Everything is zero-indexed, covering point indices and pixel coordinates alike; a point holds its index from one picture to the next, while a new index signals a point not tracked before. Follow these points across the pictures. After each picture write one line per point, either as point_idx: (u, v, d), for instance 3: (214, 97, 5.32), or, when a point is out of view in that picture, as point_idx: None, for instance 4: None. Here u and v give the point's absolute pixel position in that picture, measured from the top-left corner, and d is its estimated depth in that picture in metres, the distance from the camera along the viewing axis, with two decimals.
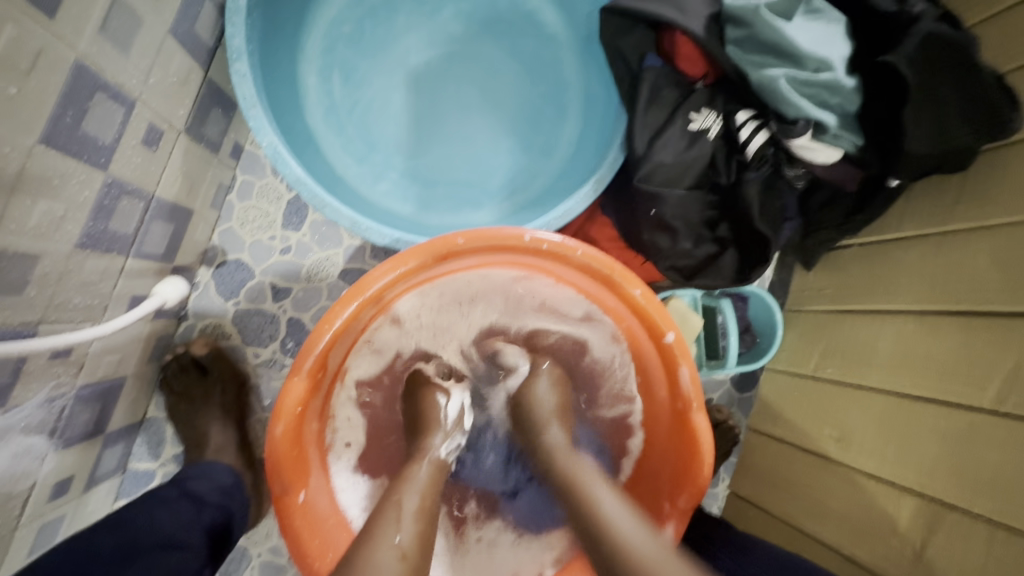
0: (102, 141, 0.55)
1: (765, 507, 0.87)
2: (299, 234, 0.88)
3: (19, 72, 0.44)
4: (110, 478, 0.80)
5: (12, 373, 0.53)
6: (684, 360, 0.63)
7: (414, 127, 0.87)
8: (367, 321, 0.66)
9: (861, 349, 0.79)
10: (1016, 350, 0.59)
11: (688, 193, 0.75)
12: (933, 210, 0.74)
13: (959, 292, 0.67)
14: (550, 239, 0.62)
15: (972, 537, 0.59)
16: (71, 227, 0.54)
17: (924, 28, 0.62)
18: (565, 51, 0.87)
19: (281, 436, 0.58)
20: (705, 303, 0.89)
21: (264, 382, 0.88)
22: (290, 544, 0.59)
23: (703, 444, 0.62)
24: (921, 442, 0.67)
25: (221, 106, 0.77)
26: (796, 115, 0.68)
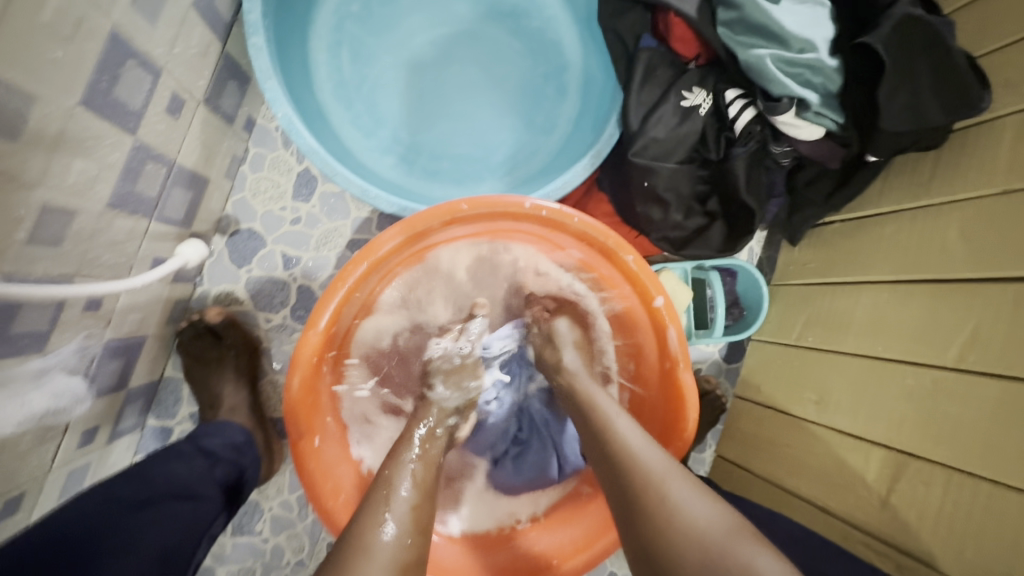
0: (132, 107, 0.59)
1: (748, 468, 0.92)
2: (309, 205, 0.92)
3: (63, 38, 0.48)
4: (130, 433, 0.85)
5: (50, 321, 0.58)
6: (672, 323, 0.68)
7: (420, 103, 0.90)
8: (376, 283, 0.71)
9: (839, 318, 0.84)
10: (977, 313, 0.64)
11: (678, 167, 0.79)
12: (910, 187, 0.78)
13: (931, 262, 0.72)
14: (549, 206, 0.66)
15: (932, 482, 0.64)
16: (103, 187, 0.59)
17: (900, 11, 0.66)
18: (565, 31, 0.91)
19: (299, 386, 0.63)
20: (695, 276, 0.94)
21: (275, 346, 0.93)
22: (306, 485, 0.63)
23: (689, 399, 0.67)
24: (890, 401, 0.72)
25: (236, 80, 0.81)
26: (781, 93, 0.72)
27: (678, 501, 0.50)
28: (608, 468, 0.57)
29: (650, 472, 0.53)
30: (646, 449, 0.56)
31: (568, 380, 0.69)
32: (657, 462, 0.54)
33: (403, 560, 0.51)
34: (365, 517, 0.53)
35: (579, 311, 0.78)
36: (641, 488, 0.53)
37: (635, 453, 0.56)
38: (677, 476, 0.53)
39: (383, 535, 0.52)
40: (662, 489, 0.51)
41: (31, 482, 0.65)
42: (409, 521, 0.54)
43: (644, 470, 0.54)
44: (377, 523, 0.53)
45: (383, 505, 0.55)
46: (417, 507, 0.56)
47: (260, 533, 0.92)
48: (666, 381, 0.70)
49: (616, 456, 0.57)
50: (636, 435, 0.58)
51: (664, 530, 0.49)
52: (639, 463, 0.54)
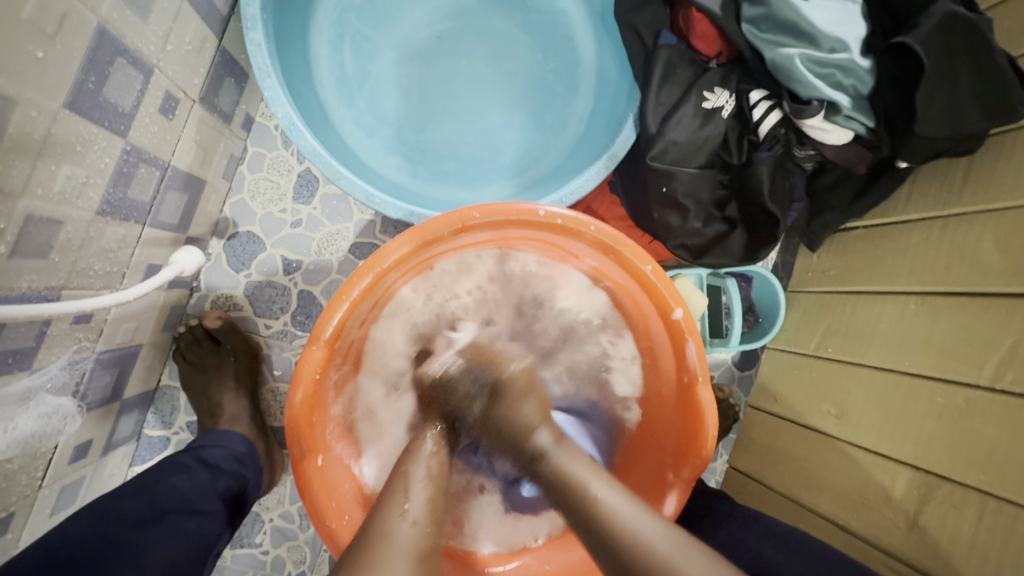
0: (123, 109, 0.55)
1: (763, 481, 0.89)
2: (310, 207, 0.89)
3: (45, 35, 0.44)
4: (125, 444, 0.82)
5: (37, 336, 0.55)
6: (691, 337, 0.63)
7: (425, 100, 0.86)
8: (380, 293, 0.67)
9: (863, 329, 0.81)
10: (1014, 330, 0.61)
11: (699, 172, 0.76)
12: (941, 193, 0.75)
13: (964, 273, 0.69)
14: (565, 214, 0.62)
15: (965, 506, 0.62)
16: (92, 193, 0.55)
17: (943, 8, 0.62)
18: (578, 26, 0.87)
19: (301, 403, 0.60)
20: (711, 282, 0.90)
21: (275, 353, 0.90)
22: (309, 508, 0.60)
23: (708, 418, 0.63)
24: (919, 419, 0.69)
25: (234, 76, 0.77)
26: (810, 96, 0.69)
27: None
28: (601, 551, 0.49)
29: (656, 551, 0.47)
30: (643, 522, 0.50)
31: (539, 463, 0.58)
32: (662, 539, 0.48)
33: (421, 547, 0.50)
34: (383, 509, 0.52)
35: (541, 396, 0.66)
36: (649, 569, 0.46)
37: (634, 532, 0.49)
38: (684, 550, 0.47)
39: (404, 529, 0.50)
40: (672, 567, 0.46)
41: (20, 501, 0.62)
42: (427, 510, 0.53)
43: (649, 548, 0.47)
44: (396, 515, 0.52)
45: (401, 497, 0.54)
46: (434, 495, 0.56)
47: (261, 545, 0.90)
48: (683, 398, 0.67)
49: (612, 542, 0.49)
50: (627, 508, 0.51)
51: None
52: (643, 548, 0.48)
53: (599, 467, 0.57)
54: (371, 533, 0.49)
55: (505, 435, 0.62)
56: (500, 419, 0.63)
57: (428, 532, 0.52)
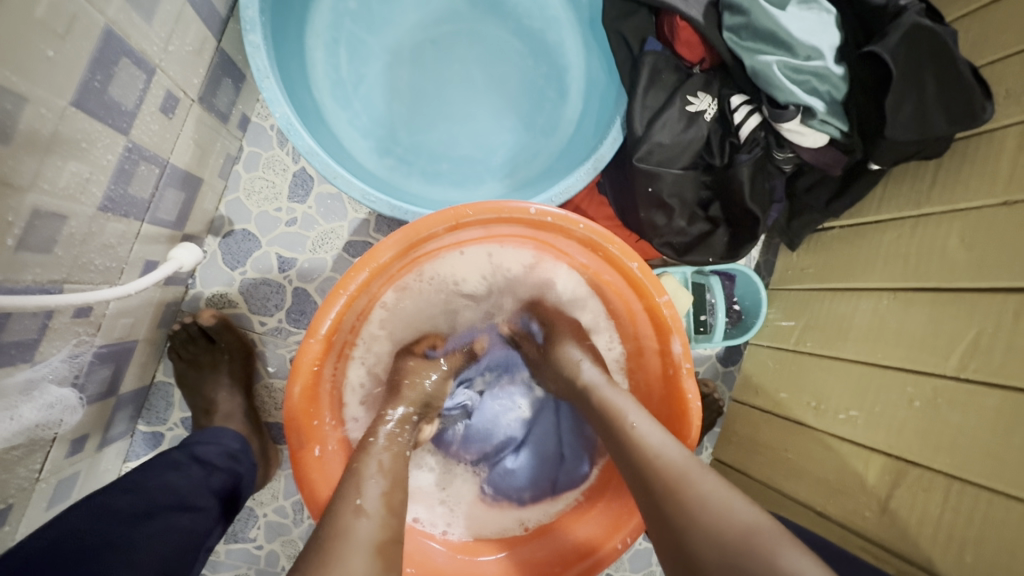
0: (126, 107, 0.56)
1: (746, 471, 0.93)
2: (305, 206, 0.90)
3: (56, 36, 0.45)
4: (119, 441, 0.83)
5: (39, 329, 0.56)
6: (676, 332, 0.66)
7: (418, 102, 0.88)
8: (377, 290, 0.70)
9: (838, 325, 0.84)
10: (977, 322, 0.65)
11: (683, 173, 0.79)
12: (910, 195, 0.79)
13: (931, 271, 0.73)
14: (554, 212, 0.65)
15: (932, 489, 0.65)
16: (95, 189, 0.56)
17: (908, 20, 0.66)
18: (567, 32, 0.90)
19: (299, 395, 0.62)
20: (695, 280, 0.93)
21: (269, 350, 0.91)
22: (306, 496, 0.62)
23: (691, 407, 0.65)
24: (891, 408, 0.73)
25: (231, 77, 0.79)
26: (787, 101, 0.73)
27: (704, 496, 0.49)
28: (633, 470, 0.56)
29: (675, 473, 0.52)
30: (668, 446, 0.55)
31: (582, 391, 0.67)
32: (685, 461, 0.53)
33: (380, 540, 0.51)
34: (339, 505, 0.52)
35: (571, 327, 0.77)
36: (667, 485, 0.52)
37: (658, 451, 0.55)
38: (701, 470, 0.52)
39: (361, 519, 0.51)
40: (685, 486, 0.50)
41: (18, 494, 0.63)
42: (384, 507, 0.54)
43: (667, 466, 0.53)
44: (350, 511, 0.52)
45: (353, 494, 0.54)
46: (389, 490, 0.56)
47: (255, 540, 0.90)
48: (669, 388, 0.69)
49: (641, 459, 0.55)
50: (653, 431, 0.57)
51: (686, 522, 0.48)
52: (662, 462, 0.54)
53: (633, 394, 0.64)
54: (327, 532, 0.50)
55: (563, 375, 0.70)
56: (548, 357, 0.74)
57: (383, 525, 0.52)
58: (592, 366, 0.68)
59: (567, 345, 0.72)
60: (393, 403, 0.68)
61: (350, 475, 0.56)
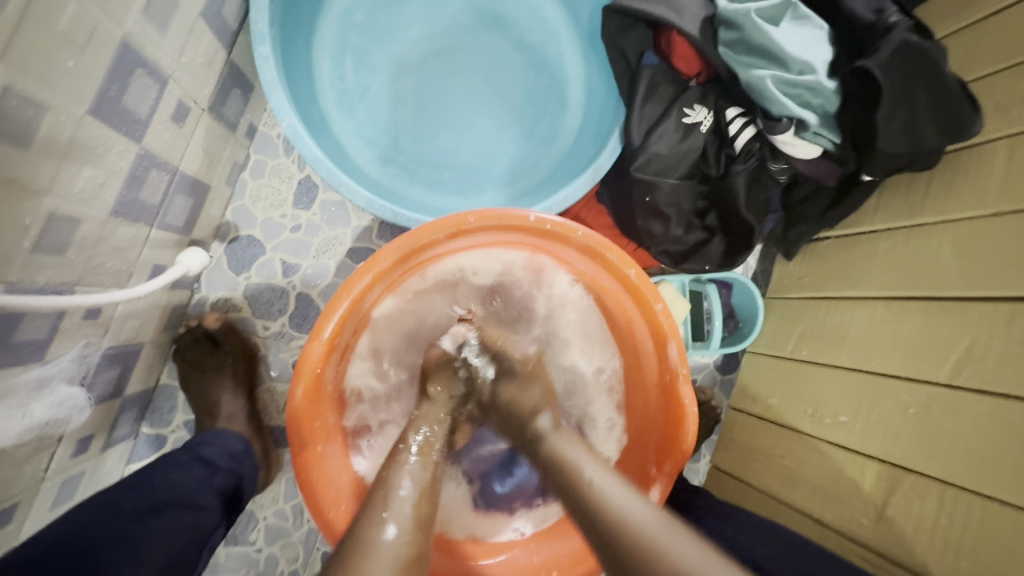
0: (140, 115, 0.58)
1: (743, 478, 0.93)
2: (309, 212, 0.92)
3: (77, 47, 0.47)
4: (123, 442, 0.84)
5: (50, 330, 0.57)
6: (673, 338, 0.67)
7: (422, 113, 0.91)
8: (379, 294, 0.71)
9: (834, 333, 0.85)
10: (970, 330, 0.67)
11: (680, 182, 0.81)
12: (904, 207, 0.80)
13: (924, 281, 0.74)
14: (554, 220, 0.66)
15: (927, 495, 0.66)
16: (108, 194, 0.58)
17: (897, 37, 0.68)
18: (567, 46, 0.92)
19: (302, 397, 0.63)
20: (693, 288, 0.94)
21: (273, 354, 0.92)
22: (307, 497, 0.63)
23: (688, 413, 0.67)
24: (886, 415, 0.74)
25: (240, 87, 0.81)
26: (781, 113, 0.74)
27: (679, 564, 0.48)
28: (595, 531, 0.52)
29: (644, 534, 0.50)
30: (634, 507, 0.53)
31: (539, 446, 0.62)
32: (652, 521, 0.51)
33: (407, 555, 0.52)
34: (366, 519, 0.54)
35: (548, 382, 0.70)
36: (640, 553, 0.49)
37: (622, 515, 0.52)
38: (672, 534, 0.50)
39: (385, 534, 0.52)
40: (658, 553, 0.48)
41: (24, 492, 0.64)
42: (411, 519, 0.55)
43: (637, 530, 0.50)
44: (378, 522, 0.53)
45: (381, 507, 0.55)
46: (419, 502, 0.57)
47: (255, 543, 0.91)
48: (666, 393, 0.70)
49: (604, 526, 0.52)
50: (617, 490, 0.55)
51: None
52: (632, 529, 0.51)
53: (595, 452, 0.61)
54: (355, 542, 0.51)
55: (511, 421, 0.66)
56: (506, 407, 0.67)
57: (412, 539, 0.53)
58: (548, 416, 0.65)
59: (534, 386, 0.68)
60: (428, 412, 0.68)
61: (379, 486, 0.57)
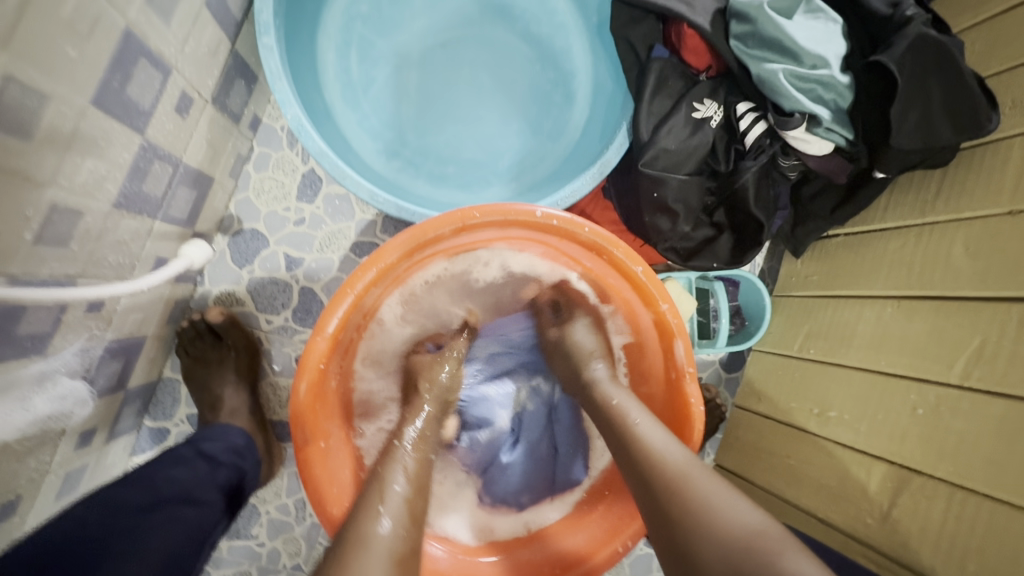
0: (142, 106, 0.58)
1: (748, 477, 0.93)
2: (313, 206, 0.91)
3: (80, 36, 0.47)
4: (126, 435, 0.84)
5: (53, 323, 0.57)
6: (679, 336, 0.66)
7: (427, 106, 0.90)
8: (382, 291, 0.70)
9: (842, 332, 0.85)
10: (981, 331, 0.65)
11: (688, 178, 0.79)
12: (915, 204, 0.79)
13: (934, 280, 0.73)
14: (560, 215, 0.65)
15: (935, 497, 0.65)
16: (111, 186, 0.58)
17: (915, 30, 0.67)
18: (575, 39, 0.91)
19: (305, 393, 0.62)
20: (699, 285, 0.93)
21: (275, 348, 0.92)
22: (310, 493, 0.62)
23: (694, 412, 0.66)
24: (894, 416, 0.73)
25: (244, 79, 0.80)
26: (793, 108, 0.73)
27: (706, 502, 0.50)
28: (635, 470, 0.57)
29: (679, 474, 0.53)
30: (671, 450, 0.56)
31: (592, 390, 0.69)
32: (687, 461, 0.54)
33: (399, 551, 0.51)
34: (361, 512, 0.53)
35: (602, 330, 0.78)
36: (670, 492, 0.52)
37: (660, 454, 0.56)
38: (705, 472, 0.53)
39: (381, 527, 0.51)
40: (687, 492, 0.51)
41: (28, 485, 0.64)
42: (404, 516, 0.54)
43: (670, 468, 0.54)
44: (372, 517, 0.52)
45: (378, 499, 0.54)
46: (412, 498, 0.56)
47: (257, 537, 0.91)
48: (673, 392, 0.69)
49: (646, 462, 0.56)
50: (658, 435, 0.58)
51: (690, 524, 0.49)
52: (666, 469, 0.54)
53: (641, 401, 0.65)
54: (348, 536, 0.50)
55: (570, 362, 0.75)
56: (565, 350, 0.76)
57: (405, 534, 0.52)
58: (603, 364, 0.72)
59: (584, 344, 0.75)
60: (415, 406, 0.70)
61: (374, 482, 0.57)
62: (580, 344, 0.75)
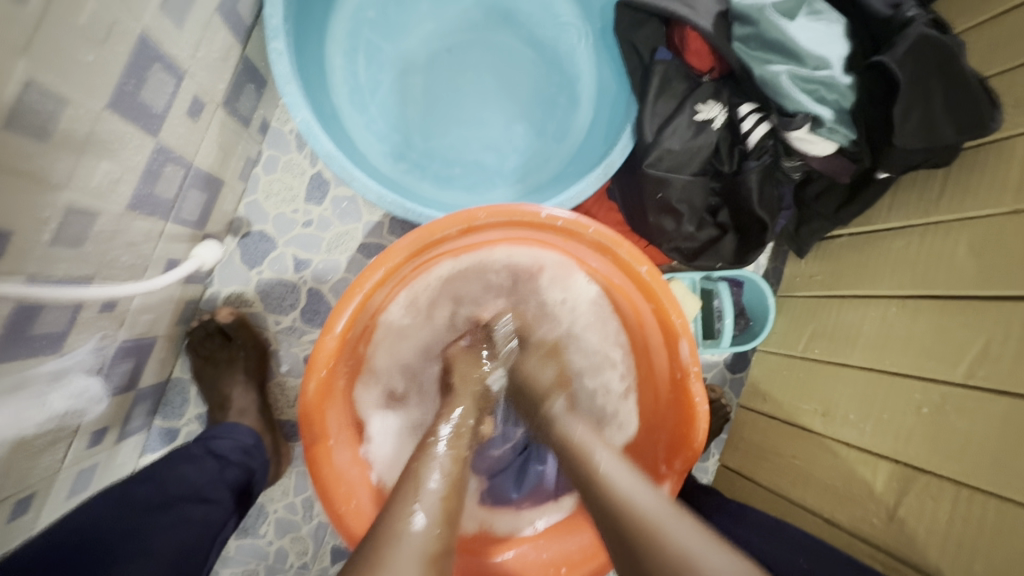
0: (155, 110, 0.59)
1: (753, 478, 0.93)
2: (321, 208, 0.93)
3: (96, 41, 0.48)
4: (137, 434, 0.85)
5: (68, 322, 0.58)
6: (684, 335, 0.67)
7: (433, 109, 0.91)
8: (389, 291, 0.71)
9: (847, 332, 0.85)
10: (986, 329, 0.66)
11: (692, 179, 0.80)
12: (919, 204, 0.79)
13: (939, 279, 0.73)
14: (565, 216, 0.66)
15: (941, 497, 0.65)
16: (124, 188, 0.59)
17: (916, 31, 0.67)
18: (579, 42, 0.92)
19: (314, 391, 0.63)
20: (703, 286, 0.94)
21: (284, 348, 0.93)
22: (319, 490, 0.63)
23: (699, 411, 0.66)
24: (899, 415, 0.73)
25: (254, 83, 0.81)
26: (796, 109, 0.74)
27: (681, 549, 0.47)
28: (602, 513, 0.54)
29: (645, 520, 0.51)
30: (641, 495, 0.54)
31: (552, 426, 0.67)
32: (656, 507, 0.52)
33: (433, 551, 0.50)
34: (392, 512, 0.53)
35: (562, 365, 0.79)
36: (641, 537, 0.49)
37: (628, 499, 0.53)
38: (675, 519, 0.51)
39: (414, 525, 0.52)
40: (660, 537, 0.49)
41: (42, 482, 0.65)
42: (438, 513, 0.54)
43: (640, 513, 0.51)
44: (405, 515, 0.52)
45: (412, 496, 0.55)
46: (448, 497, 0.56)
47: (265, 536, 0.92)
48: (677, 390, 0.70)
49: (611, 508, 0.53)
50: (625, 478, 0.56)
51: (661, 572, 0.46)
52: (635, 514, 0.52)
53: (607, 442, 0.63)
54: (378, 538, 0.50)
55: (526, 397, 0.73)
56: (521, 385, 0.74)
57: (439, 531, 0.52)
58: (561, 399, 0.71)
59: (542, 377, 0.74)
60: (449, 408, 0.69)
61: (410, 478, 0.57)
62: (538, 378, 0.74)
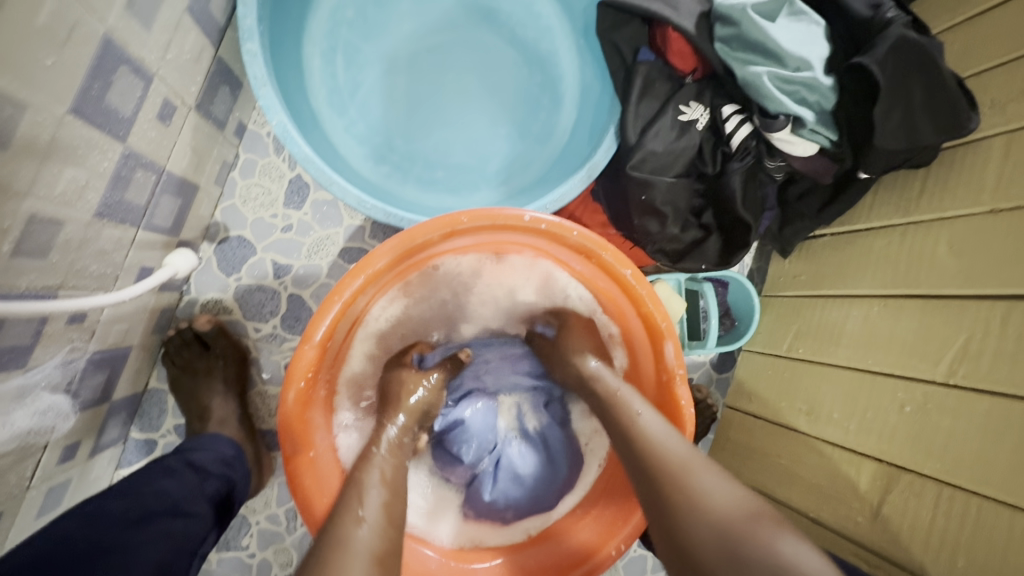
0: (123, 114, 0.57)
1: (739, 477, 0.93)
2: (300, 212, 0.91)
3: (56, 43, 0.46)
4: (111, 448, 0.82)
5: (34, 335, 0.56)
6: (670, 338, 0.66)
7: (414, 111, 0.89)
8: (367, 299, 0.70)
9: (830, 331, 0.85)
10: (967, 328, 0.66)
11: (676, 181, 0.80)
12: (899, 204, 0.80)
13: (919, 279, 0.74)
14: (549, 219, 0.65)
15: (924, 494, 0.66)
16: (92, 196, 0.57)
17: (895, 32, 0.68)
18: (562, 42, 0.91)
19: (294, 402, 0.61)
20: (689, 286, 0.93)
21: (264, 356, 0.91)
22: (299, 504, 0.62)
23: (685, 414, 0.66)
24: (882, 415, 0.73)
25: (229, 84, 0.79)
26: (777, 110, 0.74)
27: (701, 488, 0.52)
28: (635, 457, 0.58)
29: (675, 460, 0.55)
30: (671, 440, 0.57)
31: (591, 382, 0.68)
32: (684, 450, 0.56)
33: (381, 551, 0.50)
34: (341, 515, 0.52)
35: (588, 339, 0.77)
36: (668, 473, 0.54)
37: (659, 441, 0.57)
38: (701, 462, 0.54)
39: (360, 528, 0.51)
40: (685, 478, 0.53)
41: (10, 500, 0.63)
42: (382, 518, 0.53)
43: (669, 458, 0.55)
44: (352, 519, 0.51)
45: (356, 504, 0.53)
46: (390, 501, 0.55)
47: (248, 548, 0.90)
48: (664, 394, 0.69)
49: (642, 447, 0.58)
50: (659, 425, 0.59)
51: (689, 518, 0.50)
52: (665, 452, 0.56)
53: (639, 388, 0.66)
54: (328, 540, 0.49)
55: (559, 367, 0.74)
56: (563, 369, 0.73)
57: (383, 535, 0.52)
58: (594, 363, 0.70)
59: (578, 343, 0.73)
60: (390, 415, 0.67)
61: (352, 485, 0.56)
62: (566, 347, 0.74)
